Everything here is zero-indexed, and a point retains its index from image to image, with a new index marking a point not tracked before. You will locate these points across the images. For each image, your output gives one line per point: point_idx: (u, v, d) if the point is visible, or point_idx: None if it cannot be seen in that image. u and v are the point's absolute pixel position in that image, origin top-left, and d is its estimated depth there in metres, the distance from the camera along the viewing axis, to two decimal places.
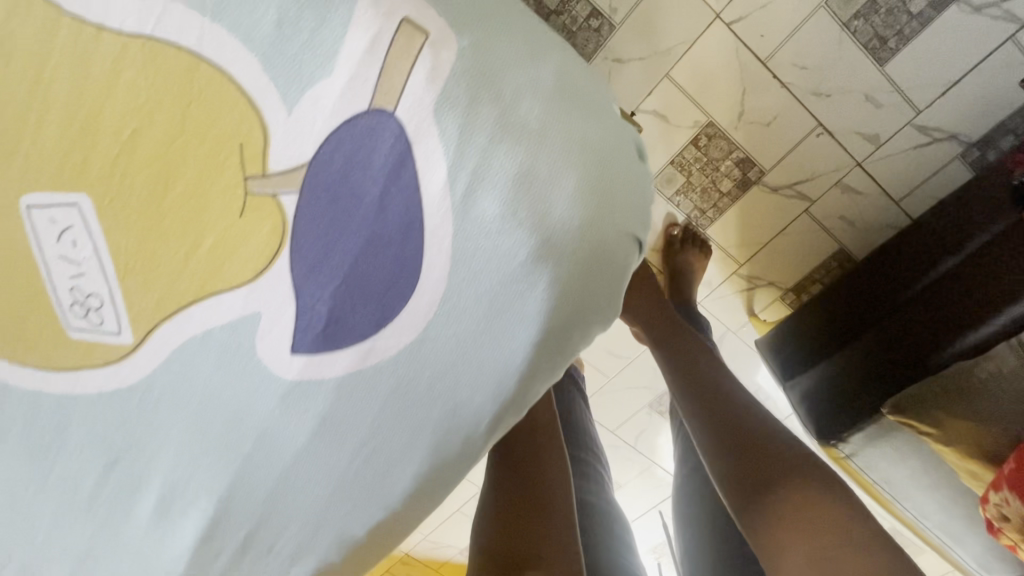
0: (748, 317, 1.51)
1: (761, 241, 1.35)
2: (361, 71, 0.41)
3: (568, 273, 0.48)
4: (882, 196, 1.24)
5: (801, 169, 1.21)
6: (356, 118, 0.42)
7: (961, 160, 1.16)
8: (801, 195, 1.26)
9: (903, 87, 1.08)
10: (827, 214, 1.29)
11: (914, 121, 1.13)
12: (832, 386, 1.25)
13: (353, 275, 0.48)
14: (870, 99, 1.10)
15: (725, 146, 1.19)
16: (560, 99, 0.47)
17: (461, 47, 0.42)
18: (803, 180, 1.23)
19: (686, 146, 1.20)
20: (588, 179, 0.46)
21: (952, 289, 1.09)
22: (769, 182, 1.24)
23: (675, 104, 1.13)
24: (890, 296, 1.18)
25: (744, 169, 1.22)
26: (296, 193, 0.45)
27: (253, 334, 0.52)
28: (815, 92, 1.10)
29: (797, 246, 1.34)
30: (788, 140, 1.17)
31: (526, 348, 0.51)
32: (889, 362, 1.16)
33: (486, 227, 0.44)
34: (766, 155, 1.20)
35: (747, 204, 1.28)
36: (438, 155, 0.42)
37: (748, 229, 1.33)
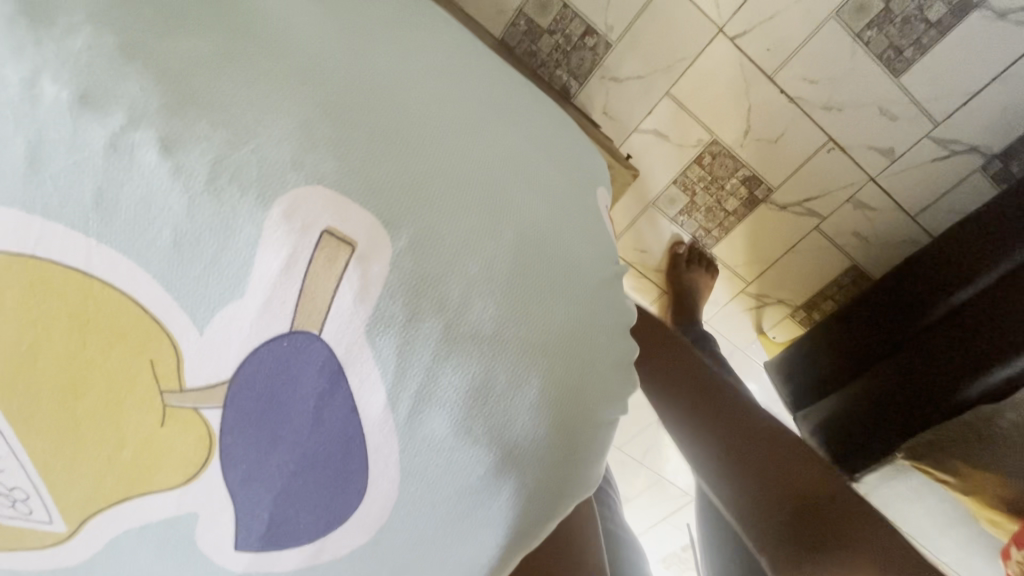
0: (757, 336, 1.29)
1: (768, 261, 1.16)
2: (277, 293, 0.34)
3: (536, 479, 0.41)
4: (900, 213, 1.02)
5: (813, 186, 1.03)
6: (278, 340, 0.36)
7: (982, 173, 0.95)
8: (812, 212, 1.06)
9: (921, 98, 0.90)
10: (839, 232, 1.08)
11: (931, 134, 0.93)
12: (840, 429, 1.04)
13: (292, 485, 0.42)
14: (887, 114, 0.92)
15: (730, 164, 1.03)
16: (521, 283, 0.40)
17: (397, 252, 0.36)
18: (811, 198, 1.05)
19: (690, 165, 1.05)
20: (556, 377, 0.40)
21: (970, 323, 0.90)
22: (778, 200, 1.06)
23: (677, 123, 1.00)
24: (896, 329, 0.99)
25: (751, 188, 1.05)
26: (220, 408, 0.39)
27: (192, 530, 0.46)
28: (826, 106, 0.93)
29: (806, 269, 1.14)
30: (798, 156, 1.00)
31: (493, 548, 0.45)
32: (903, 405, 0.97)
33: (437, 446, 0.39)
34: (774, 173, 1.03)
35: (757, 224, 1.11)
36: (373, 379, 0.37)
37: (757, 245, 1.14)
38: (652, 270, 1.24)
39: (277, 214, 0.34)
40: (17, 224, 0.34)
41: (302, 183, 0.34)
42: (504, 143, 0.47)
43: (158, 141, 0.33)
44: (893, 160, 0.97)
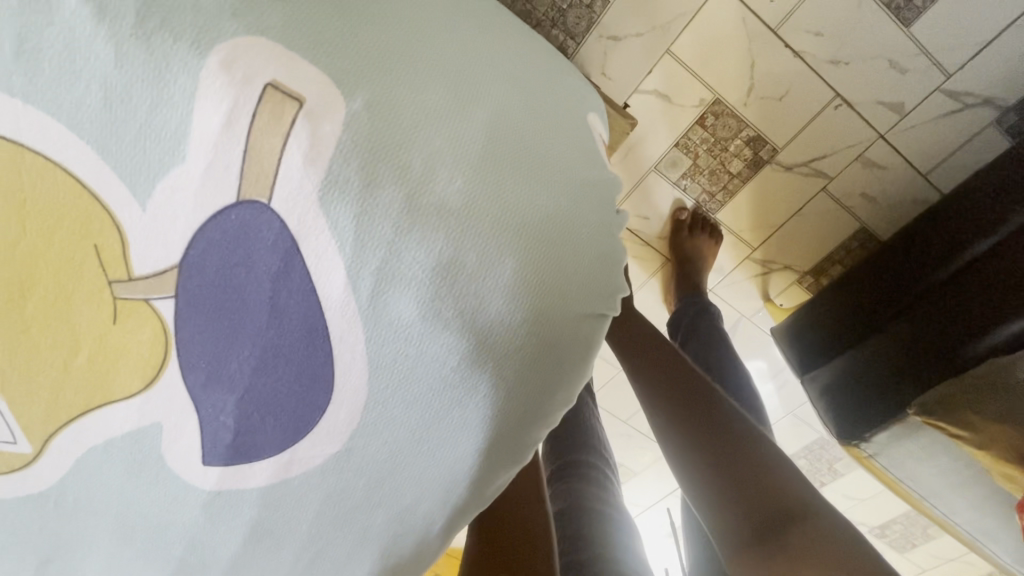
0: (763, 305, 1.21)
1: (773, 226, 1.08)
2: (220, 156, 0.32)
3: (516, 374, 0.39)
4: (911, 170, 0.96)
5: (821, 144, 0.95)
6: (225, 212, 0.33)
7: (998, 126, 0.89)
8: (820, 172, 0.99)
9: (930, 49, 0.83)
10: (848, 193, 1.01)
11: (943, 87, 0.86)
12: (849, 386, 0.97)
13: (255, 386, 0.39)
14: (896, 67, 0.85)
15: (734, 124, 0.95)
16: (491, 159, 0.37)
17: (352, 111, 0.33)
18: (818, 157, 0.97)
19: (691, 128, 0.96)
20: (533, 261, 0.37)
21: (988, 274, 0.82)
22: (784, 161, 0.98)
23: (674, 81, 0.90)
24: (913, 283, 0.89)
25: (756, 150, 0.97)
26: (172, 298, 0.37)
27: (158, 444, 0.44)
28: (833, 61, 0.86)
29: (815, 232, 1.06)
30: (805, 112, 0.92)
31: (475, 454, 0.42)
32: (917, 359, 0.89)
33: (404, 332, 0.36)
34: (779, 131, 0.94)
35: (763, 188, 1.02)
36: (332, 254, 0.34)
37: (764, 210, 1.06)
38: (653, 238, 1.15)
39: (215, 64, 0.30)
40: None
41: (241, 33, 0.31)
42: (472, 33, 0.43)
43: None
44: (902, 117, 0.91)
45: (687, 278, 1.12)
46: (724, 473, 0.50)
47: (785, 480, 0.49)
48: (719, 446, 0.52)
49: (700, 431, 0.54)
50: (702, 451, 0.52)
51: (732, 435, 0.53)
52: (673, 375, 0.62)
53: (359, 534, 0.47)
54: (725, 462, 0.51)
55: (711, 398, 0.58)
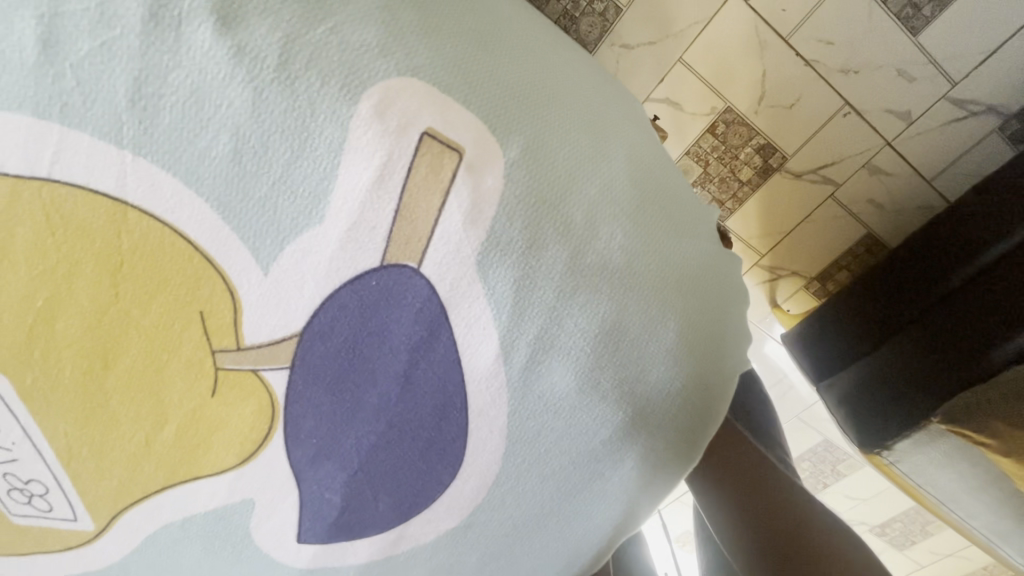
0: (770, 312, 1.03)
1: (782, 232, 0.91)
2: (365, 216, 0.27)
3: (667, 443, 0.35)
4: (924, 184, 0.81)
5: (832, 155, 0.81)
6: (365, 275, 0.29)
7: (1000, 135, 0.74)
8: (828, 182, 0.84)
9: (940, 55, 0.70)
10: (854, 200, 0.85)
11: (949, 94, 0.73)
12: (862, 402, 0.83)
13: (370, 463, 0.35)
14: (903, 76, 0.72)
15: (745, 133, 0.81)
16: (643, 210, 0.33)
17: (509, 162, 0.29)
18: (827, 164, 0.82)
19: (701, 136, 0.83)
20: (689, 322, 0.33)
21: (993, 285, 0.67)
22: (792, 169, 0.84)
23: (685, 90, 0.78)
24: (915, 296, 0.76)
25: (766, 157, 0.83)
26: (286, 369, 0.32)
27: (245, 521, 0.40)
28: (843, 68, 0.73)
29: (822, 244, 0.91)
30: (814, 123, 0.78)
31: (607, 527, 0.38)
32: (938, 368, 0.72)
33: (557, 403, 0.32)
34: (785, 135, 0.80)
35: (771, 197, 0.88)
36: (485, 323, 0.29)
37: (772, 220, 0.91)
38: None
39: (367, 112, 0.26)
40: (26, 136, 0.27)
41: (392, 73, 0.27)
42: (586, 69, 0.40)
43: (213, 14, 0.25)
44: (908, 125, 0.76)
45: None
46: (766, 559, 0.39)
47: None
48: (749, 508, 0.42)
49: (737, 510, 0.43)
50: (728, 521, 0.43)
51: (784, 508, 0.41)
52: None
53: None
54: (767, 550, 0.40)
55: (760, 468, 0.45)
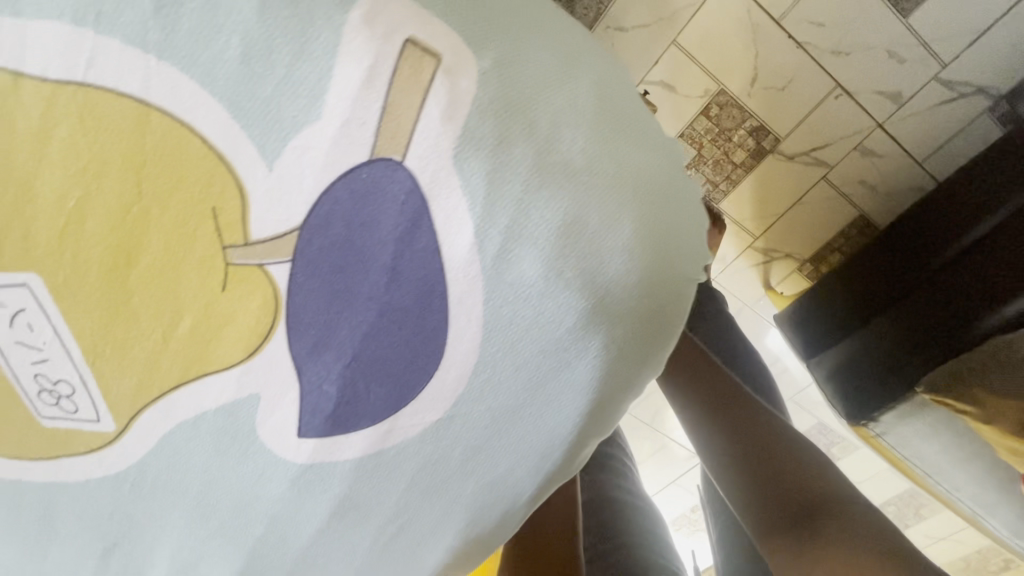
0: (765, 292, 1.33)
1: (777, 213, 1.19)
2: (358, 112, 0.32)
3: (625, 335, 0.40)
4: (905, 157, 1.07)
5: (819, 133, 1.06)
6: (357, 170, 0.33)
7: (990, 114, 0.99)
8: (818, 160, 1.10)
9: (929, 38, 0.93)
10: (846, 180, 1.12)
11: (939, 76, 0.97)
12: (856, 363, 1.10)
13: (363, 353, 0.40)
14: (892, 57, 0.95)
15: (737, 114, 1.06)
16: (602, 123, 0.38)
17: (483, 70, 0.33)
18: (818, 147, 1.08)
19: (696, 117, 1.08)
20: (645, 223, 0.38)
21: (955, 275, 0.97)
22: (784, 149, 1.10)
23: (684, 73, 1.02)
24: (909, 273, 1.03)
25: (760, 140, 1.09)
26: (289, 263, 0.37)
27: (251, 417, 0.44)
28: (833, 50, 0.96)
29: (814, 221, 1.18)
30: (802, 108, 1.03)
31: (574, 418, 0.43)
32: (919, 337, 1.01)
33: (525, 291, 0.36)
34: (782, 122, 1.06)
35: (766, 173, 1.13)
36: (460, 213, 0.34)
37: (766, 197, 1.17)
38: None
39: (356, 18, 0.31)
40: (65, 44, 0.32)
41: None
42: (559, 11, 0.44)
43: None
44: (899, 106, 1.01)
45: None
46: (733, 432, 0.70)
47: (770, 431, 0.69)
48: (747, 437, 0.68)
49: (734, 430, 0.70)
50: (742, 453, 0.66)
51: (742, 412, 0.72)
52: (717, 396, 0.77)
53: (448, 502, 0.48)
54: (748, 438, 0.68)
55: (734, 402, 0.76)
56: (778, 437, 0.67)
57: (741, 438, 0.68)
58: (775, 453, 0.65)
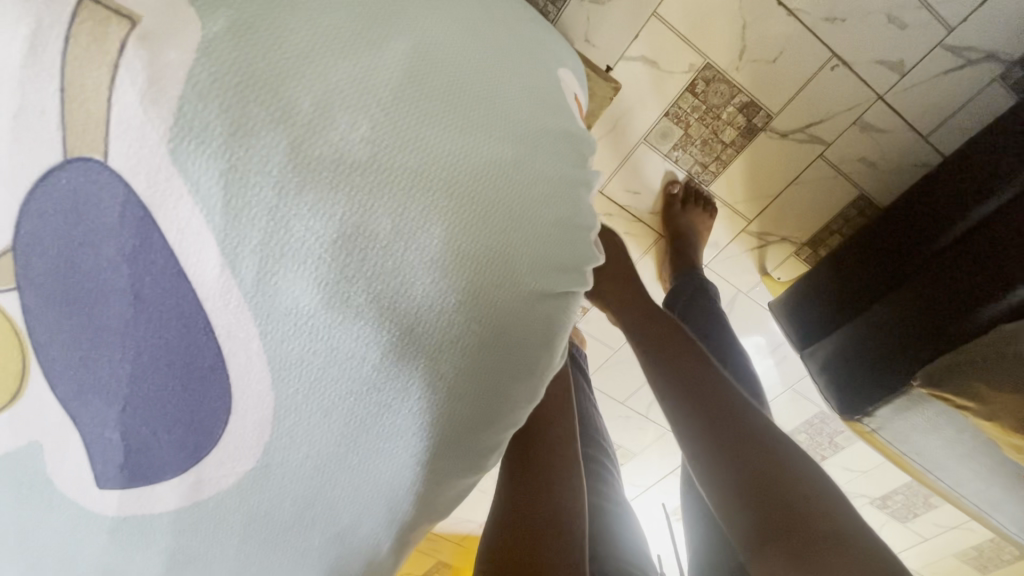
0: (761, 279, 1.10)
1: (770, 197, 0.97)
2: (31, 97, 0.24)
3: (456, 368, 0.32)
4: (911, 135, 0.86)
5: (818, 110, 0.85)
6: (53, 175, 0.25)
7: (999, 84, 0.79)
8: (817, 139, 0.88)
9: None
10: (845, 160, 0.90)
11: (943, 42, 0.77)
12: (854, 354, 0.88)
13: (137, 397, 0.32)
14: (894, 23, 0.76)
15: (727, 90, 0.84)
16: (409, 101, 0.29)
17: (210, 37, 0.25)
18: (816, 122, 0.86)
19: (682, 95, 0.85)
20: (465, 229, 0.30)
21: (974, 247, 0.75)
22: (778, 128, 0.88)
23: (664, 46, 0.80)
24: (913, 249, 0.81)
25: (750, 117, 0.87)
26: (15, 292, 0.29)
27: (42, 466, 0.37)
28: (828, 18, 0.77)
29: (811, 204, 0.96)
30: (799, 76, 0.82)
31: (415, 466, 0.35)
32: (920, 324, 0.79)
33: (306, 323, 0.28)
34: (773, 96, 0.84)
35: (758, 157, 0.92)
36: (198, 226, 0.26)
37: (760, 181, 0.95)
38: (645, 214, 1.04)
39: None
40: None
41: None
42: None
43: None
44: (900, 77, 0.81)
45: (680, 254, 1.01)
46: (714, 422, 0.52)
47: (759, 426, 0.51)
48: (711, 408, 0.53)
49: (716, 423, 0.52)
50: (711, 442, 0.51)
51: (726, 402, 0.54)
52: (689, 376, 0.58)
53: (298, 555, 0.41)
54: (728, 433, 0.51)
55: (720, 386, 0.56)
56: (751, 420, 0.52)
57: (706, 414, 0.53)
58: (750, 434, 0.50)
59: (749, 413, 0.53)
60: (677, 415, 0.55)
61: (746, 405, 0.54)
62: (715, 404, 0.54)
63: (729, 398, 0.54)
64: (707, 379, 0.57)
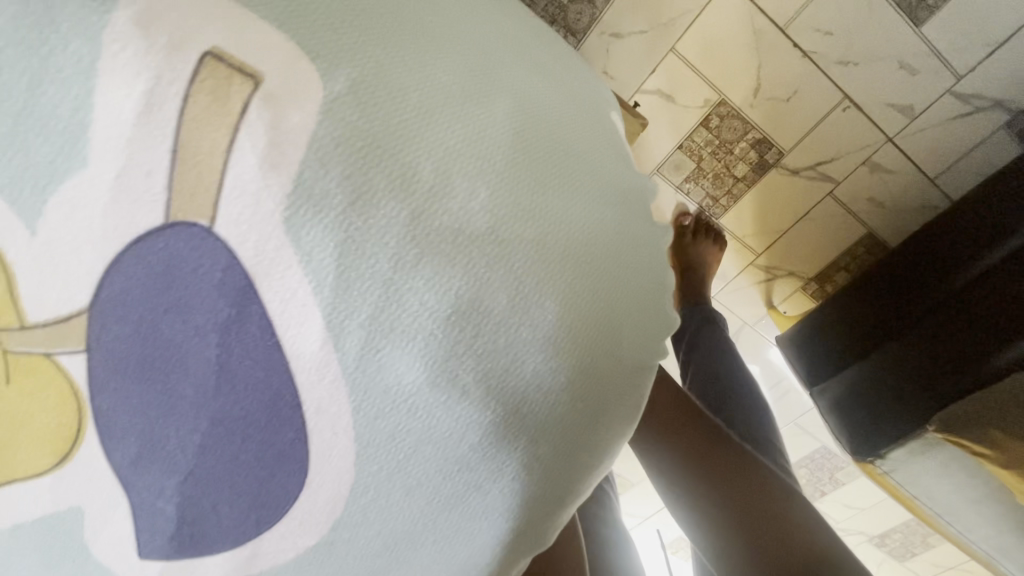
0: (767, 312, 1.08)
1: (778, 233, 0.95)
2: (140, 156, 0.22)
3: (554, 448, 0.29)
4: (922, 177, 0.85)
5: (830, 149, 0.84)
6: (150, 237, 0.23)
7: (1005, 131, 0.79)
8: (827, 177, 0.87)
9: (944, 50, 0.73)
10: (854, 198, 0.89)
11: (953, 89, 0.77)
12: (870, 400, 0.85)
13: (200, 468, 0.29)
14: (905, 68, 0.75)
15: (740, 125, 0.83)
16: (521, 163, 0.28)
17: (330, 95, 0.24)
18: (826, 161, 0.86)
19: (695, 129, 0.85)
20: (575, 302, 0.28)
21: (993, 288, 0.73)
22: (789, 165, 0.87)
23: (683, 81, 0.80)
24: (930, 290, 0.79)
25: (762, 153, 0.86)
26: (81, 354, 0.27)
27: (81, 532, 0.34)
28: (841, 60, 0.75)
29: (819, 241, 0.95)
30: (812, 116, 0.81)
31: (495, 548, 0.32)
32: (941, 368, 0.77)
33: (407, 401, 0.26)
34: (785, 133, 0.83)
35: (766, 193, 0.91)
36: (303, 298, 0.24)
37: (767, 216, 0.94)
38: None
39: (125, 22, 0.22)
40: None
41: None
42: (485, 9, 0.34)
43: None
44: (909, 121, 0.80)
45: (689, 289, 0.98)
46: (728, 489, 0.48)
47: (776, 490, 0.49)
48: (721, 471, 0.50)
49: (729, 490, 0.49)
50: (723, 511, 0.48)
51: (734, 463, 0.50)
52: (693, 433, 0.53)
53: None
54: (743, 500, 0.48)
55: (725, 443, 0.52)
56: (762, 481, 0.49)
57: (718, 481, 0.49)
58: (766, 501, 0.48)
59: (760, 475, 0.50)
60: (682, 481, 0.51)
61: (754, 463, 0.51)
62: (725, 469, 0.50)
63: (738, 458, 0.51)
64: (713, 437, 0.53)
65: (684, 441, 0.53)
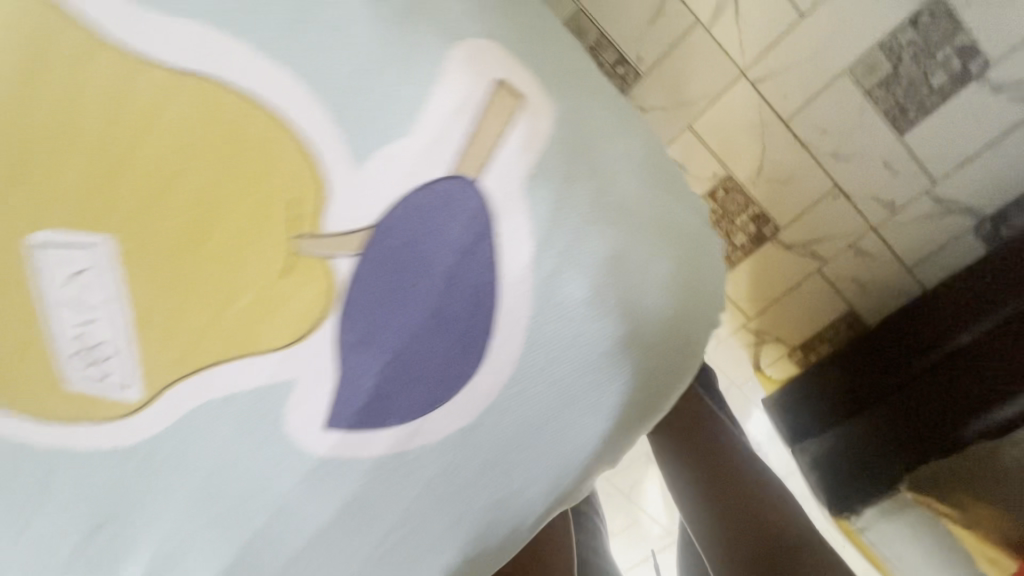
0: (753, 373, 1.18)
1: (769, 299, 1.07)
2: (448, 132, 0.37)
3: (651, 366, 0.42)
4: (898, 265, 0.98)
5: (817, 232, 0.97)
6: (434, 183, 0.38)
7: (975, 233, 0.91)
8: (815, 255, 1.00)
9: (922, 157, 0.86)
10: (839, 277, 1.02)
11: (931, 191, 0.89)
12: (846, 454, 0.96)
13: (406, 350, 0.42)
14: (888, 168, 0.88)
15: (741, 201, 0.96)
16: (655, 172, 0.42)
17: (559, 115, 0.39)
18: (814, 241, 0.98)
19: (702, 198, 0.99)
20: (681, 266, 0.42)
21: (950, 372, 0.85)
22: (782, 239, 1.00)
23: (695, 156, 0.93)
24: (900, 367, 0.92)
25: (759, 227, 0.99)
26: (352, 259, 0.40)
27: (280, 404, 0.45)
28: (834, 155, 0.88)
29: (805, 311, 1.07)
30: (804, 201, 0.94)
31: (594, 441, 0.45)
32: (907, 433, 0.88)
33: (570, 312, 0.40)
34: (781, 211, 0.96)
35: (760, 261, 1.03)
36: (523, 232, 0.38)
37: (760, 283, 1.06)
38: None
39: (459, 58, 0.37)
40: (202, 45, 0.37)
41: (480, 35, 0.38)
42: None
43: None
44: (893, 212, 0.93)
45: None
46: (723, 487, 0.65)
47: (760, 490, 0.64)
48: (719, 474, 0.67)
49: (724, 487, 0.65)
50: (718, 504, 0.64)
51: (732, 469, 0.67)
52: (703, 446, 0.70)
53: (452, 521, 0.47)
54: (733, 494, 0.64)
55: (726, 453, 0.69)
56: (753, 484, 0.65)
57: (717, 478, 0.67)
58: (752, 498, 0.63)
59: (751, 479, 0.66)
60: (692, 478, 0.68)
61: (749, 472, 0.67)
62: (723, 475, 0.67)
63: (735, 467, 0.67)
64: (717, 448, 0.70)
65: (694, 449, 0.71)
